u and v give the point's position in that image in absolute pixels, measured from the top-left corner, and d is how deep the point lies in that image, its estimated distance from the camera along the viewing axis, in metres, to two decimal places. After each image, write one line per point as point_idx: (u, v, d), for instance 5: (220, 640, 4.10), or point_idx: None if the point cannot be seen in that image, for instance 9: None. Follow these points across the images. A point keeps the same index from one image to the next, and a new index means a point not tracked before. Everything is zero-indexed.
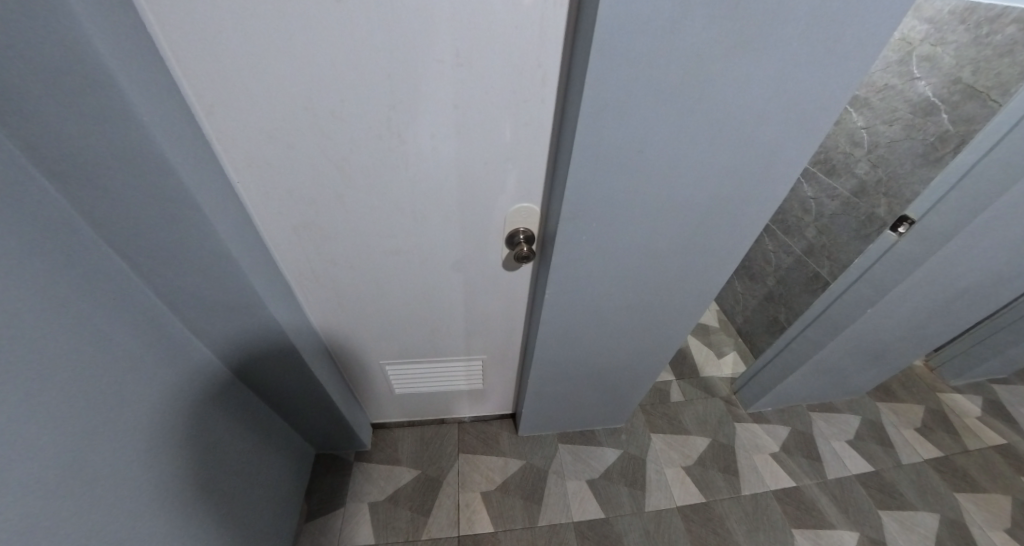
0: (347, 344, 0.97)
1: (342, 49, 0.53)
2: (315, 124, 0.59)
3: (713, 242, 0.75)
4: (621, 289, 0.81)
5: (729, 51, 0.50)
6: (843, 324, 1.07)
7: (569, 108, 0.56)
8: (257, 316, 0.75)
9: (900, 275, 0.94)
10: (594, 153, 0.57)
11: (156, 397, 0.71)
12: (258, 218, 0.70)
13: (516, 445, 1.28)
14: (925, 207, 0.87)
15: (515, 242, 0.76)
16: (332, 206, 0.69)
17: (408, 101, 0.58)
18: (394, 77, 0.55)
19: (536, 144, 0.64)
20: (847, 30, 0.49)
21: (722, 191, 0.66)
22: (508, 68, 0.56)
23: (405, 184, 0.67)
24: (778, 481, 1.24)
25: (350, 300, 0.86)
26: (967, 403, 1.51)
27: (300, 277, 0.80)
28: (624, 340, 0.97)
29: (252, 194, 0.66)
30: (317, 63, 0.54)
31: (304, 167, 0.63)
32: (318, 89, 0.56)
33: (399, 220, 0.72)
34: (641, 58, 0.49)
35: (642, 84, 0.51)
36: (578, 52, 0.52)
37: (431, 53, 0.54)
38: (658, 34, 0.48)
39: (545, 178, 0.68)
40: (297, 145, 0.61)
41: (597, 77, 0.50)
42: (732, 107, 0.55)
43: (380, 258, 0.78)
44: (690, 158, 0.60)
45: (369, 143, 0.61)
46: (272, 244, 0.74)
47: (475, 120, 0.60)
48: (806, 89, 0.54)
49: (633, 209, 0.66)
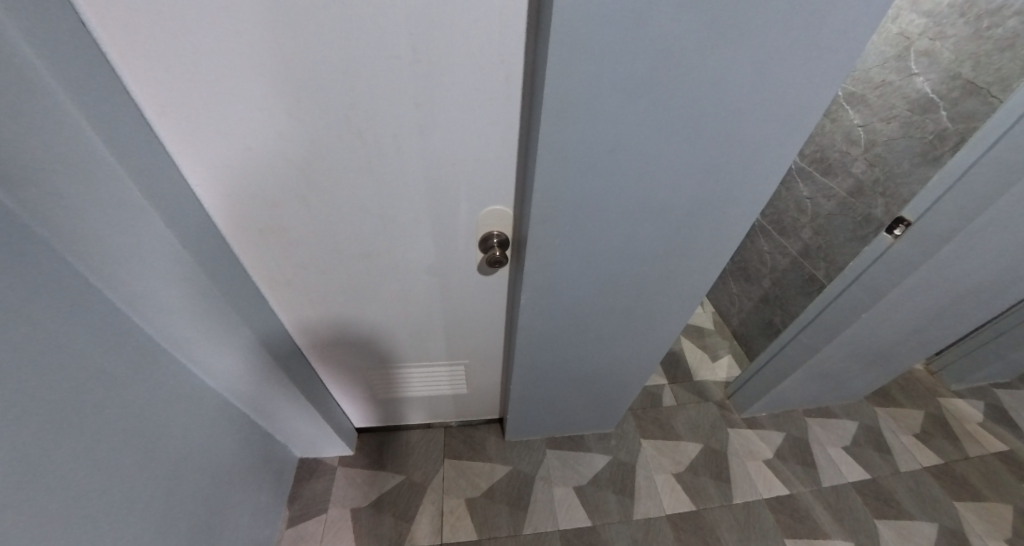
0: (325, 349, 0.94)
1: (294, 46, 0.50)
2: (274, 126, 0.56)
3: (696, 243, 0.72)
4: (602, 292, 0.79)
5: (700, 45, 0.47)
6: (838, 330, 1.04)
7: (535, 108, 0.53)
8: (228, 323, 0.73)
9: (896, 279, 0.90)
10: (563, 154, 0.55)
11: (126, 408, 0.69)
12: (223, 224, 0.67)
13: (503, 450, 1.25)
14: (922, 208, 0.83)
15: (488, 246, 0.73)
16: (297, 209, 0.66)
17: (368, 100, 0.55)
18: (347, 75, 0.52)
19: (506, 143, 0.61)
20: (828, 24, 0.47)
21: (701, 192, 0.63)
22: (473, 66, 0.53)
23: (373, 186, 0.64)
24: (771, 488, 1.21)
25: (324, 305, 0.83)
26: (968, 408, 1.47)
27: (270, 281, 0.77)
28: (609, 343, 0.94)
29: (214, 199, 0.63)
30: (269, 64, 0.51)
31: (266, 170, 0.61)
32: (272, 90, 0.53)
33: (368, 224, 0.70)
34: (605, 52, 0.46)
35: (609, 80, 0.48)
36: (540, 48, 0.49)
37: (389, 50, 0.51)
38: (622, 30, 0.45)
39: (517, 178, 0.66)
40: (256, 148, 0.58)
41: (558, 72, 0.47)
42: (709, 105, 0.52)
43: (351, 262, 0.76)
44: (666, 158, 0.57)
45: (332, 145, 0.59)
46: (237, 249, 0.71)
47: (438, 118, 0.57)
48: (785, 85, 0.51)
49: (606, 211, 0.63)
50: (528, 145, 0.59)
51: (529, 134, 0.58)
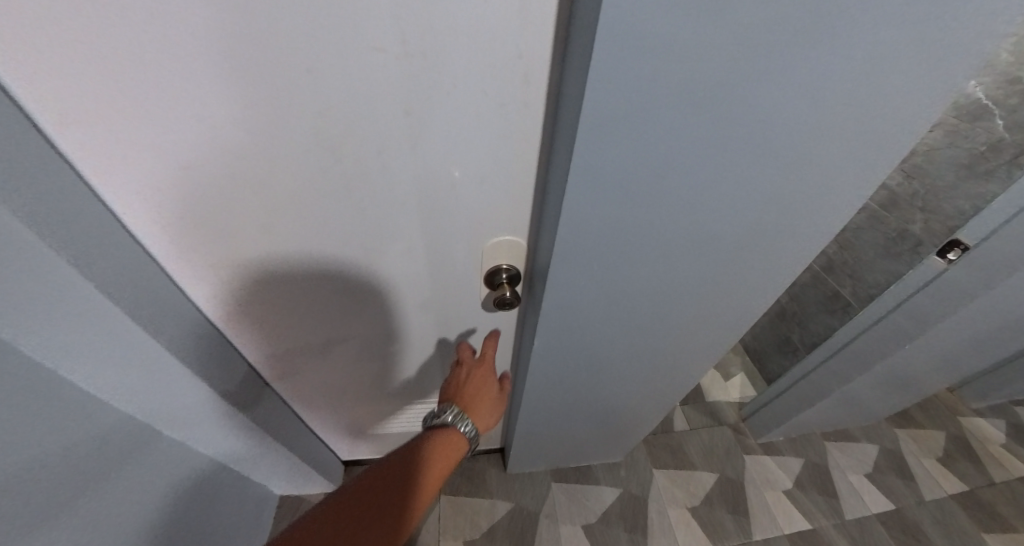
0: (303, 387, 0.81)
1: (229, 36, 0.34)
2: (214, 142, 0.40)
3: (742, 273, 0.62)
4: (626, 326, 0.68)
5: (795, 44, 0.33)
6: (874, 359, 0.95)
7: (566, 120, 0.40)
8: (181, 373, 0.60)
9: (947, 309, 0.81)
10: (602, 182, 0.42)
11: (49, 487, 0.55)
12: (160, 259, 0.50)
13: (505, 483, 1.15)
14: (982, 233, 0.74)
15: (497, 281, 0.63)
16: (257, 238, 0.51)
17: (344, 108, 0.40)
18: (312, 74, 0.37)
19: (521, 159, 0.49)
20: (984, 14, 0.33)
21: (759, 220, 0.52)
22: (485, 64, 0.40)
23: (350, 210, 0.50)
24: (792, 522, 1.13)
25: (298, 342, 0.69)
26: (990, 428, 1.41)
27: (231, 321, 0.62)
28: (629, 377, 0.83)
29: (146, 230, 0.47)
30: (192, 59, 0.34)
31: (212, 196, 0.45)
32: (204, 95, 0.37)
33: (350, 258, 0.57)
34: (670, 56, 0.33)
35: (669, 92, 0.35)
36: (579, 44, 0.35)
37: (371, 42, 0.36)
38: (707, 19, 0.31)
39: (535, 196, 0.54)
40: (196, 167, 0.42)
41: (609, 78, 0.33)
42: (794, 124, 0.39)
43: (330, 299, 0.62)
44: (727, 184, 0.45)
45: (297, 162, 0.44)
46: (183, 287, 0.54)
47: (438, 131, 0.44)
48: (887, 100, 0.39)
49: (643, 245, 0.52)
50: (554, 162, 0.46)
51: (556, 149, 0.45)
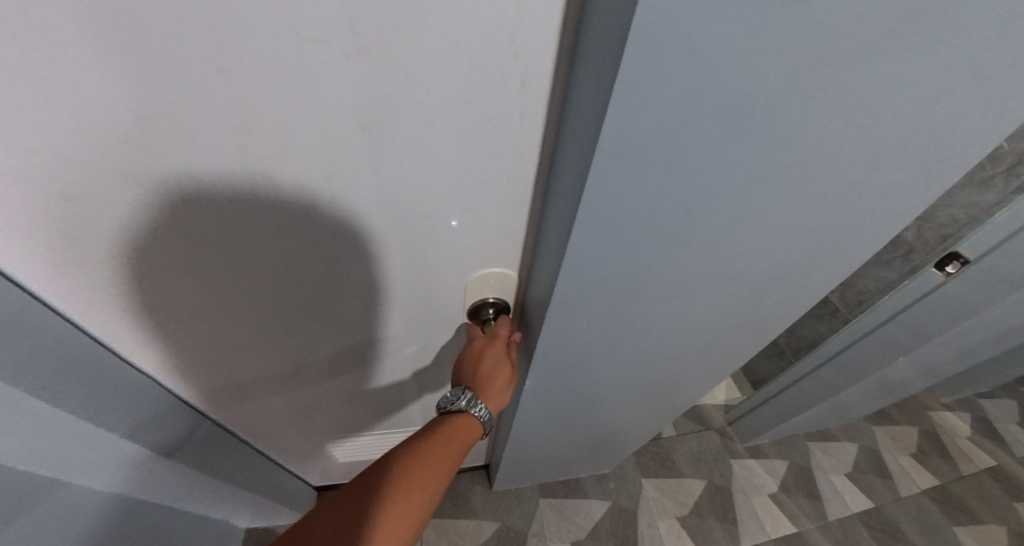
0: (262, 424, 0.72)
1: (96, 27, 0.24)
2: (106, 168, 0.31)
3: (757, 296, 0.58)
4: (627, 353, 0.63)
5: (862, 57, 0.28)
6: (865, 372, 0.97)
7: (576, 141, 0.33)
8: (104, 416, 0.52)
9: (943, 324, 0.81)
10: (616, 216, 0.36)
11: None
12: (58, 308, 0.40)
13: (491, 504, 1.10)
14: (985, 247, 0.72)
15: (482, 315, 0.57)
16: (185, 279, 0.42)
17: (281, 120, 0.31)
18: (229, 78, 0.28)
19: (514, 179, 0.41)
20: None
21: (782, 247, 0.48)
22: (470, 68, 0.31)
23: (299, 240, 0.41)
24: (779, 527, 1.14)
25: (249, 381, 0.60)
26: (957, 421, 1.48)
27: (165, 366, 0.52)
28: (626, 398, 0.79)
29: (32, 278, 0.36)
30: (48, 64, 0.24)
31: (117, 232, 0.36)
32: (73, 109, 0.27)
33: (309, 294, 0.48)
34: (714, 70, 0.26)
35: (709, 111, 0.28)
36: (598, 49, 0.27)
37: (311, 34, 0.27)
38: (770, 22, 0.24)
39: (531, 215, 0.46)
40: (81, 200, 0.32)
41: (638, 96, 0.26)
42: (835, 145, 0.34)
43: (285, 335, 0.53)
44: (756, 212, 0.40)
45: (233, 190, 0.35)
46: (95, 334, 0.44)
47: (414, 151, 0.36)
48: (934, 122, 0.35)
49: (657, 280, 0.47)
50: (558, 182, 0.39)
51: (562, 169, 0.37)
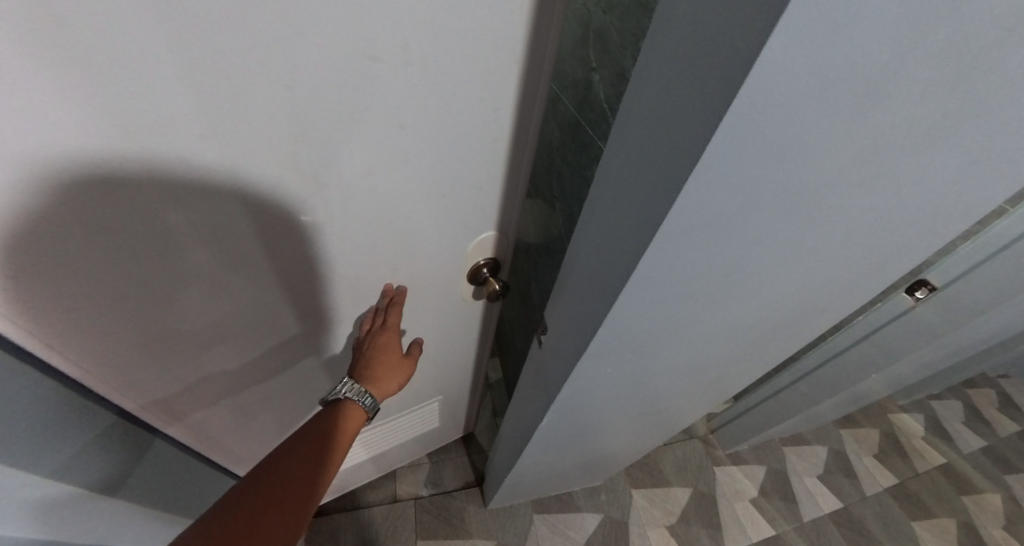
0: (237, 433, 0.71)
1: (173, 51, 0.26)
2: (142, 193, 0.32)
3: (765, 332, 0.62)
4: (639, 384, 0.66)
5: (905, 147, 0.31)
6: (840, 383, 1.06)
7: (613, 179, 0.38)
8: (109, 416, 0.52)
9: (907, 339, 0.92)
10: (662, 281, 0.38)
11: None
12: (60, 342, 0.39)
13: (485, 522, 1.12)
14: (950, 276, 0.81)
15: (479, 277, 0.64)
16: (204, 293, 0.43)
17: (321, 124, 0.34)
18: (294, 91, 0.31)
19: (490, 163, 0.48)
20: None
21: (794, 291, 0.51)
22: (479, 71, 0.38)
23: (311, 244, 0.45)
24: (760, 531, 1.21)
25: (240, 386, 0.61)
26: (913, 422, 1.62)
27: (163, 386, 0.52)
28: (630, 420, 0.82)
29: (54, 310, 0.36)
30: (97, 90, 0.26)
31: (150, 256, 0.37)
32: (142, 135, 0.29)
33: (314, 293, 0.51)
34: (789, 160, 0.28)
35: (774, 194, 0.31)
36: (662, 116, 0.30)
37: (368, 52, 0.32)
38: (842, 126, 0.27)
39: (501, 193, 0.54)
40: (126, 226, 0.34)
41: (715, 181, 0.28)
42: (854, 215, 0.38)
43: (280, 335, 0.56)
44: (776, 269, 0.44)
45: (248, 197, 0.37)
46: (86, 369, 0.43)
47: (427, 146, 0.41)
48: (935, 196, 0.40)
49: (682, 326, 0.50)
50: (597, 221, 0.41)
51: (603, 207, 0.40)
